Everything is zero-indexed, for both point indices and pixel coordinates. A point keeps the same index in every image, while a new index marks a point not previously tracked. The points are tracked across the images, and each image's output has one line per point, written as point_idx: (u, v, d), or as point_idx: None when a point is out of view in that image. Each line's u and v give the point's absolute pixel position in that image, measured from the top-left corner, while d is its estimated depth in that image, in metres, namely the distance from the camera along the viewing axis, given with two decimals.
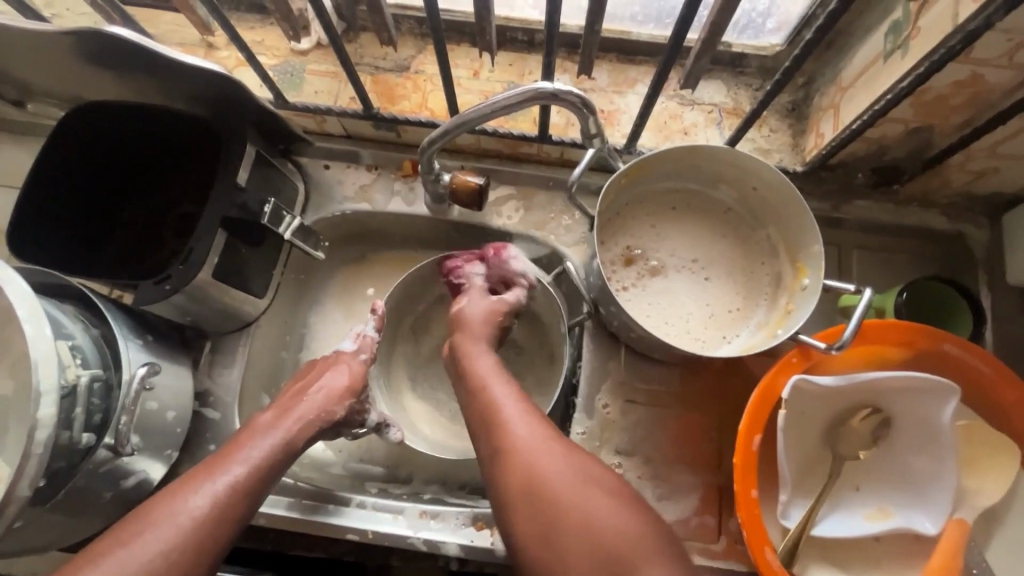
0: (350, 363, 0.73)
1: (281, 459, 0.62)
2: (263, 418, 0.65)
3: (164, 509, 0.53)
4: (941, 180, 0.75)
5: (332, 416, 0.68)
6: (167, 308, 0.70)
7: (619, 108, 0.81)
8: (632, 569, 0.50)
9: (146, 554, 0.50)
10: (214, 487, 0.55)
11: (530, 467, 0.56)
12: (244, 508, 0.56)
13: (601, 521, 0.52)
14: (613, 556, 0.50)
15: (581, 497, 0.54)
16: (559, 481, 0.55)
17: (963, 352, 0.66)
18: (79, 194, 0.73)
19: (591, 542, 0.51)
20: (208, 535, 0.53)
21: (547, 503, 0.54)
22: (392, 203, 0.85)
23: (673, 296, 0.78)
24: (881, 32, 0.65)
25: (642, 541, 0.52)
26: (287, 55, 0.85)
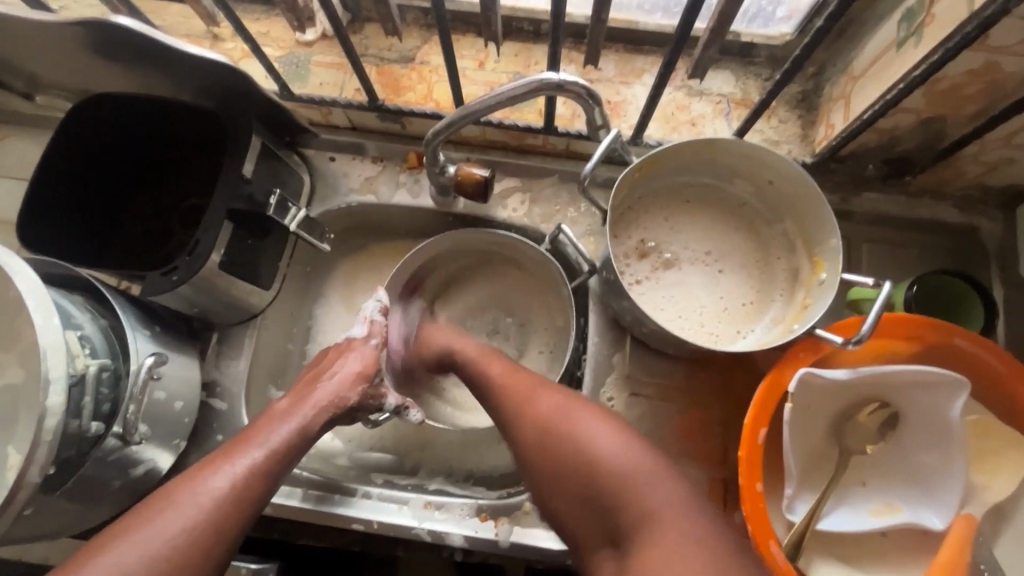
0: (364, 349, 0.73)
1: (298, 444, 0.62)
2: (280, 404, 0.66)
3: (186, 490, 0.53)
4: (953, 171, 0.74)
5: (346, 401, 0.68)
6: (174, 299, 0.71)
7: (626, 98, 0.80)
8: (630, 485, 0.51)
9: (168, 532, 0.50)
10: (234, 469, 0.56)
11: (528, 412, 0.60)
12: (262, 491, 0.57)
13: (597, 446, 0.54)
14: (612, 476, 0.52)
15: (576, 428, 0.56)
16: (555, 418, 0.58)
17: (975, 347, 0.65)
18: (88, 188, 0.74)
19: (590, 467, 0.54)
20: (226, 516, 0.53)
21: (547, 442, 0.57)
22: (397, 195, 0.85)
23: (686, 290, 0.78)
24: (894, 19, 0.63)
25: (640, 459, 0.53)
26: (292, 46, 0.85)
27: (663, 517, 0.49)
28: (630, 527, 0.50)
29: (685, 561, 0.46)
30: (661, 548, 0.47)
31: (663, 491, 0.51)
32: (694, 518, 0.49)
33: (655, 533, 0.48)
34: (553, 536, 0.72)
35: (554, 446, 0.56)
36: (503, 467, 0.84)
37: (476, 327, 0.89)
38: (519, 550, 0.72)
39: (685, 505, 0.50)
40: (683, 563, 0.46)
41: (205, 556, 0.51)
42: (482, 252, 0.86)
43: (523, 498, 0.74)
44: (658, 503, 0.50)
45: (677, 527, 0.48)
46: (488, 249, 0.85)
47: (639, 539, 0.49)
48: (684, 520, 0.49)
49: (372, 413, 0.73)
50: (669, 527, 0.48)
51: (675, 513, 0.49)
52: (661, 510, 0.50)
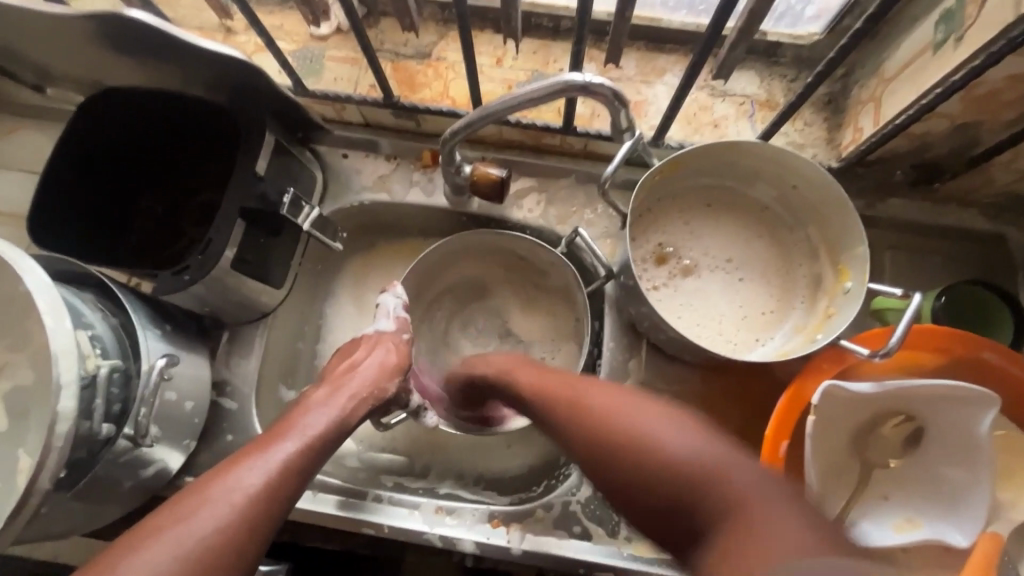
0: (393, 342, 0.72)
1: (332, 437, 0.59)
2: (316, 395, 0.63)
3: (220, 484, 0.49)
4: (984, 178, 0.71)
5: (383, 393, 0.67)
6: (186, 298, 0.70)
7: (647, 98, 0.78)
8: (705, 474, 0.45)
9: (201, 531, 0.46)
10: (268, 463, 0.52)
11: (573, 403, 0.54)
12: (296, 486, 0.53)
13: (656, 441, 0.48)
14: (686, 470, 0.45)
15: (633, 425, 0.50)
16: (602, 413, 0.52)
17: (1005, 361, 0.63)
18: (99, 179, 0.73)
19: (654, 464, 0.47)
20: (263, 512, 0.49)
21: (603, 440, 0.50)
22: (411, 193, 0.84)
23: (705, 297, 0.76)
24: (931, 20, 0.61)
25: (707, 444, 0.47)
26: (306, 40, 0.83)
27: (747, 503, 0.43)
28: (712, 526, 0.43)
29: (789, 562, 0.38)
30: (758, 551, 0.39)
31: (739, 471, 0.45)
32: (780, 497, 0.43)
33: (748, 534, 0.41)
34: (566, 544, 0.71)
35: (610, 446, 0.49)
36: (514, 470, 0.84)
37: (486, 326, 0.88)
38: (532, 558, 0.71)
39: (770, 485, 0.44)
40: (789, 560, 0.38)
41: (238, 557, 0.47)
42: (500, 251, 0.85)
43: (535, 504, 0.73)
44: (739, 484, 0.44)
45: (772, 521, 0.41)
46: (506, 249, 0.83)
47: (724, 536, 0.42)
48: (773, 506, 0.43)
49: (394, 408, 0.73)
50: (763, 523, 0.41)
51: (758, 495, 0.43)
52: (744, 496, 0.44)
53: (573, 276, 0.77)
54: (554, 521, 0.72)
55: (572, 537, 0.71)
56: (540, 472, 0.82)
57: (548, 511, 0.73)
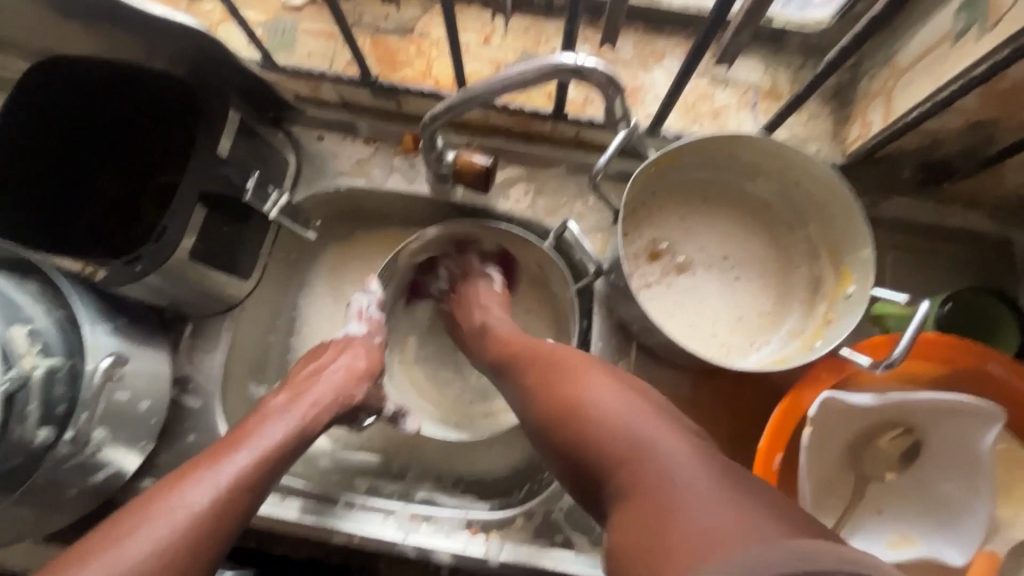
0: (363, 346, 0.67)
1: (293, 447, 0.54)
2: (276, 400, 0.58)
3: (161, 504, 0.45)
4: (994, 180, 0.68)
5: (351, 399, 0.62)
6: (142, 289, 0.64)
7: (643, 84, 0.73)
8: (636, 441, 0.46)
9: (135, 555, 0.42)
10: (218, 479, 0.48)
11: (533, 371, 0.56)
12: (250, 502, 0.49)
13: (599, 403, 0.49)
14: (621, 441, 0.46)
15: (584, 385, 0.51)
16: (560, 369, 0.54)
17: (1009, 372, 0.60)
18: (49, 156, 0.67)
19: (593, 424, 0.48)
20: (209, 533, 0.45)
21: (551, 407, 0.52)
22: (390, 180, 0.78)
23: (699, 296, 0.72)
24: (952, 8, 0.56)
25: (651, 416, 0.48)
26: (277, 10, 0.77)
27: (666, 473, 0.43)
28: (632, 487, 0.44)
29: (688, 536, 0.38)
30: (676, 517, 0.40)
31: (672, 444, 0.45)
32: (708, 477, 0.42)
33: (658, 503, 0.42)
34: (548, 555, 0.68)
35: (557, 400, 0.52)
36: (495, 473, 0.80)
37: None
38: (510, 569, 0.67)
39: (699, 464, 0.44)
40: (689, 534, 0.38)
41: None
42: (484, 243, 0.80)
43: (516, 512, 0.70)
44: (668, 454, 0.44)
45: (686, 498, 0.41)
46: (490, 242, 0.79)
47: (638, 499, 0.43)
48: (697, 481, 0.42)
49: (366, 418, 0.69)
50: (677, 497, 0.41)
51: (685, 469, 0.43)
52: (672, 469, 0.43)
53: (560, 270, 0.73)
54: (536, 530, 0.69)
55: (554, 547, 0.68)
56: (522, 474, 0.79)
57: (530, 519, 0.69)
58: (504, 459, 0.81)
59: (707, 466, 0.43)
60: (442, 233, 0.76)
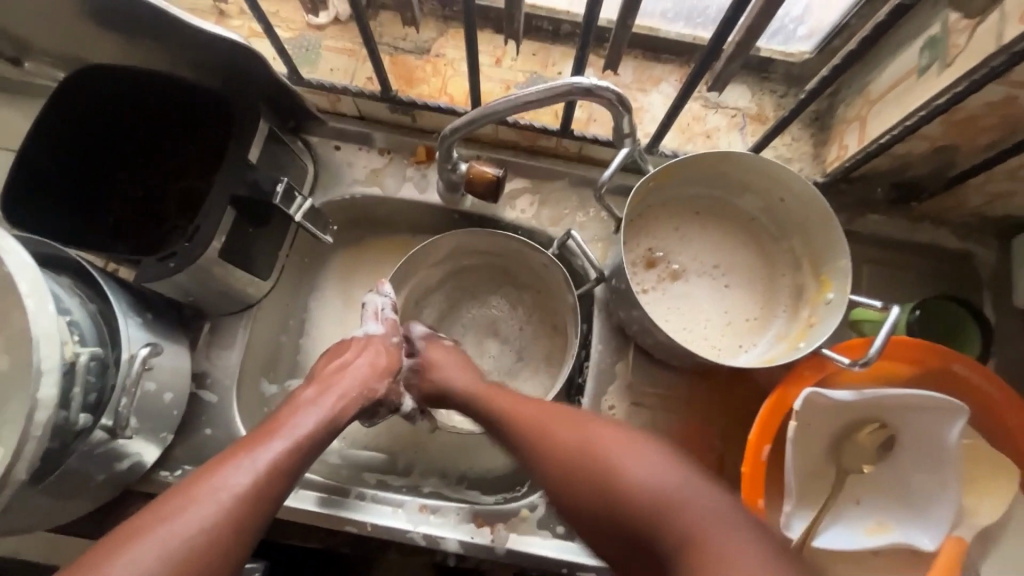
0: (382, 345, 0.72)
1: (322, 436, 0.59)
2: (306, 392, 0.63)
3: (206, 484, 0.48)
4: (956, 200, 0.75)
5: (374, 393, 0.67)
6: (169, 286, 0.67)
7: (642, 106, 0.79)
8: (672, 503, 0.49)
9: (186, 530, 0.45)
10: (256, 463, 0.51)
11: (540, 438, 0.58)
12: (284, 486, 0.52)
13: (623, 467, 0.53)
14: (651, 500, 0.50)
15: (607, 459, 0.54)
16: (576, 443, 0.56)
17: (972, 372, 0.66)
18: (76, 161, 0.70)
19: (627, 498, 0.51)
20: (250, 511, 0.49)
21: (573, 472, 0.55)
22: (403, 189, 0.83)
23: (691, 301, 0.78)
24: (916, 46, 0.64)
25: (678, 473, 0.51)
26: (302, 28, 0.82)
27: (708, 530, 0.47)
28: (678, 552, 0.47)
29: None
30: (721, 568, 0.44)
31: (703, 499, 0.49)
32: (743, 529, 0.47)
33: (707, 564, 0.45)
34: (550, 544, 0.71)
35: (586, 481, 0.54)
36: (497, 470, 0.84)
37: (473, 324, 0.88)
38: (515, 558, 0.71)
39: (732, 513, 0.48)
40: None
41: (224, 558, 0.46)
42: (490, 250, 0.84)
43: (520, 504, 0.73)
44: (703, 511, 0.48)
45: (735, 554, 0.45)
46: (495, 247, 0.83)
47: (690, 564, 0.46)
48: (736, 534, 0.46)
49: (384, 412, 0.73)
50: (726, 555, 0.45)
51: (721, 522, 0.47)
52: (705, 519, 0.48)
53: (563, 276, 0.77)
54: (539, 521, 0.72)
55: (557, 537, 0.72)
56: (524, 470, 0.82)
57: (533, 511, 0.73)
58: (506, 456, 0.84)
59: (738, 516, 0.48)
60: (452, 239, 0.81)
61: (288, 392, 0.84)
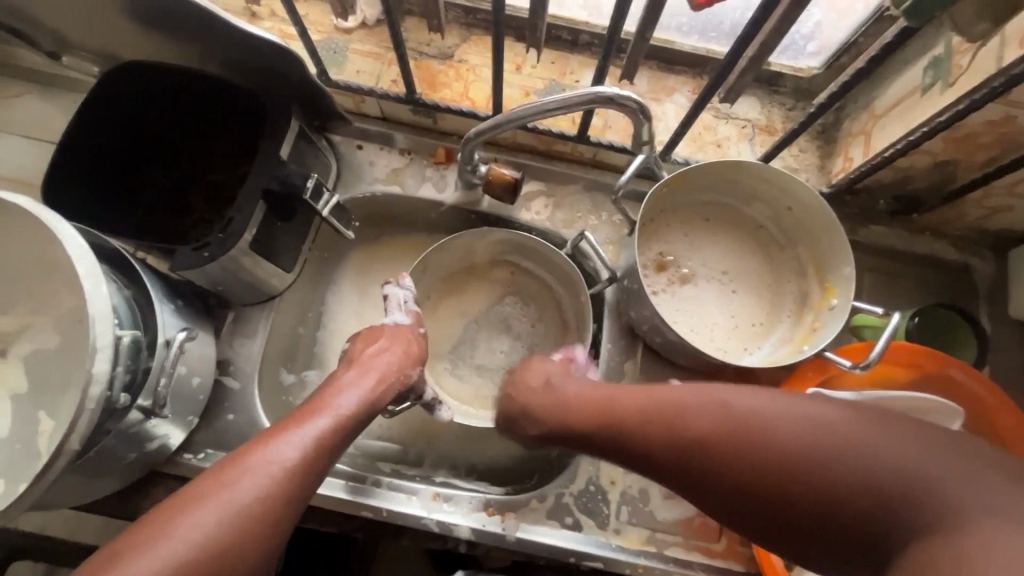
0: (411, 335, 0.74)
1: (362, 416, 0.62)
2: (346, 375, 0.66)
3: (258, 454, 0.51)
4: (957, 213, 0.78)
5: (406, 378, 0.69)
6: (200, 276, 0.70)
7: (656, 115, 0.82)
8: (886, 470, 0.43)
9: (244, 497, 0.48)
10: (303, 439, 0.54)
11: (683, 428, 0.51)
12: (327, 462, 0.55)
13: (797, 430, 0.47)
14: (848, 461, 0.44)
15: (780, 429, 0.47)
16: (730, 412, 0.50)
17: (969, 378, 0.69)
18: (111, 153, 0.73)
19: (819, 468, 0.44)
20: (297, 484, 0.52)
21: (739, 451, 0.48)
22: (423, 188, 0.86)
23: (699, 304, 0.81)
24: (919, 66, 0.67)
25: (881, 434, 0.45)
26: (331, 32, 0.85)
27: (942, 493, 0.40)
28: (907, 520, 0.41)
29: (1019, 562, 0.34)
30: (980, 541, 0.37)
31: (924, 459, 0.42)
32: (973, 482, 0.40)
33: (946, 541, 0.38)
34: (558, 533, 0.74)
35: (755, 457, 0.47)
36: (505, 462, 0.86)
37: (488, 322, 0.90)
38: (524, 546, 0.73)
39: (959, 470, 0.41)
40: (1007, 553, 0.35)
41: (275, 526, 0.49)
42: (506, 251, 0.88)
43: (530, 495, 0.76)
44: (930, 473, 0.41)
45: (979, 525, 0.37)
46: (511, 248, 0.87)
47: (937, 530, 0.39)
48: (978, 491, 0.39)
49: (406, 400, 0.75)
50: (974, 521, 0.38)
51: (955, 483, 0.40)
52: (928, 481, 0.41)
53: (577, 276, 0.80)
54: (548, 512, 0.75)
55: (565, 527, 0.74)
56: (533, 464, 0.85)
57: (543, 502, 0.75)
58: (514, 449, 0.87)
59: (974, 469, 0.41)
60: (472, 237, 0.84)
61: (305, 382, 0.87)
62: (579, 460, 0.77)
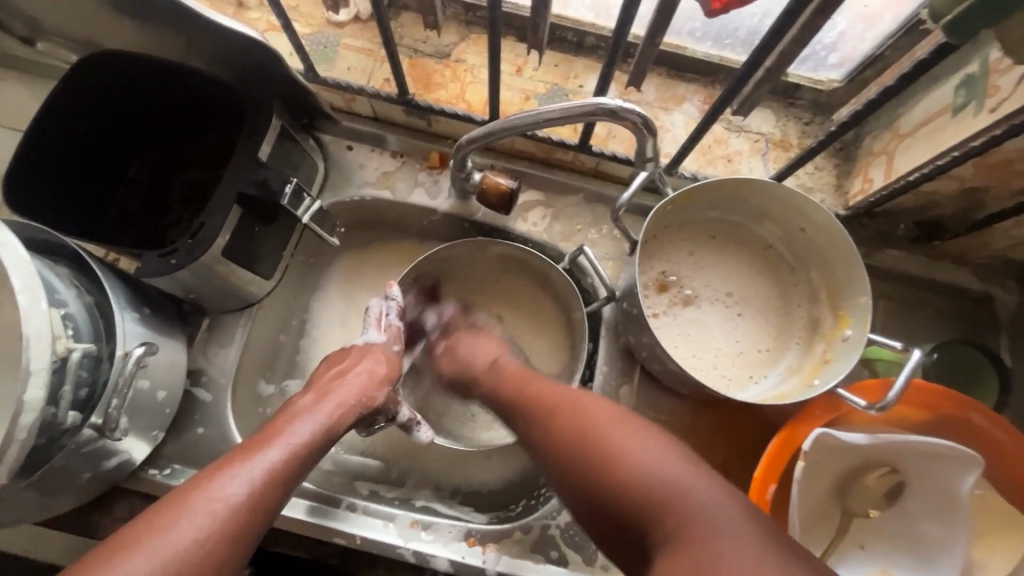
0: (383, 353, 0.71)
1: (320, 444, 0.59)
2: (303, 400, 0.63)
3: (202, 494, 0.49)
4: (983, 241, 0.72)
5: (371, 401, 0.66)
6: (168, 282, 0.65)
7: (663, 125, 0.77)
8: (670, 488, 0.46)
9: (181, 539, 0.47)
10: (253, 473, 0.52)
11: (552, 422, 0.56)
12: (278, 497, 0.53)
13: (623, 446, 0.50)
14: (646, 480, 0.47)
15: (603, 434, 0.51)
16: (579, 418, 0.54)
17: (990, 423, 0.64)
18: (83, 150, 0.69)
19: (619, 476, 0.48)
20: (243, 520, 0.50)
21: (571, 450, 0.52)
22: (414, 194, 0.81)
23: (702, 328, 0.76)
24: (951, 83, 0.61)
25: (679, 462, 0.48)
26: (322, 25, 0.80)
27: (697, 521, 0.43)
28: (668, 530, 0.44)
29: None
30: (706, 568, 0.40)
31: (703, 494, 0.45)
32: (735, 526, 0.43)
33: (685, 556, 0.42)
34: (540, 569, 0.69)
35: (579, 457, 0.51)
36: (491, 486, 0.82)
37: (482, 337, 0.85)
38: None
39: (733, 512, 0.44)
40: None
41: (219, 569, 0.47)
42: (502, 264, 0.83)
43: (513, 525, 0.71)
44: (699, 505, 0.44)
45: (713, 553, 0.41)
46: (508, 261, 0.82)
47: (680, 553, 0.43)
48: (728, 531, 0.42)
49: (380, 421, 0.71)
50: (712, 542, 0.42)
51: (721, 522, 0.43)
52: (700, 512, 0.44)
53: (573, 291, 0.76)
54: (532, 545, 0.70)
55: (548, 562, 0.69)
56: (521, 488, 0.80)
57: (527, 534, 0.71)
58: (500, 472, 0.82)
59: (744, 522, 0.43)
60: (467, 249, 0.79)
61: (285, 393, 0.83)
62: None
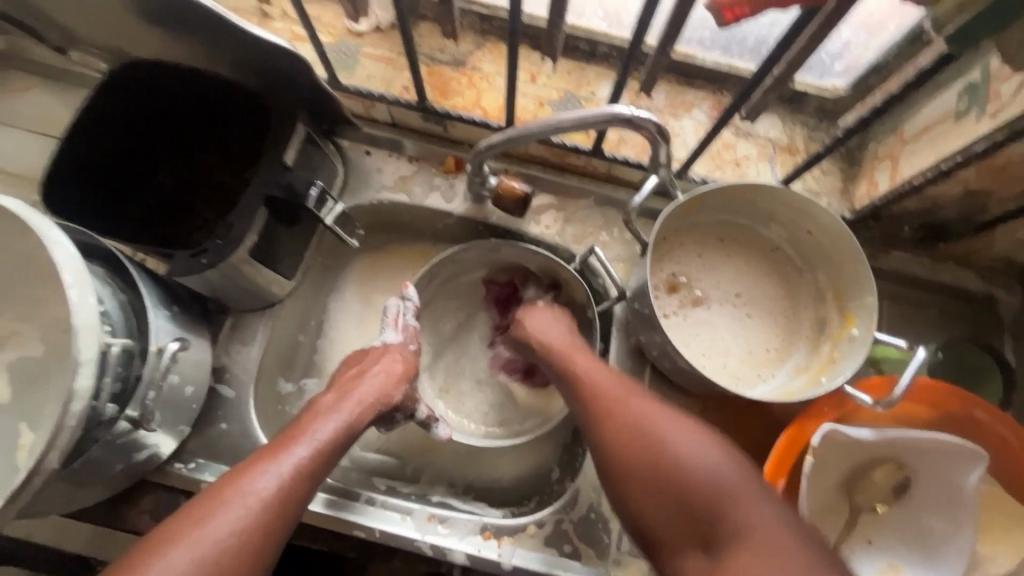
0: (399, 352, 0.73)
1: (343, 443, 0.61)
2: (324, 401, 0.65)
3: (235, 489, 0.52)
4: (985, 243, 0.74)
5: (389, 400, 0.68)
6: (197, 281, 0.68)
7: (673, 131, 0.80)
8: (729, 496, 0.52)
9: (220, 532, 0.49)
10: (281, 468, 0.54)
11: (612, 412, 0.60)
12: (306, 492, 0.55)
13: (687, 453, 0.55)
14: (707, 488, 0.53)
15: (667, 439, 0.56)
16: (641, 417, 0.58)
17: (993, 420, 0.66)
18: (114, 155, 0.71)
19: (682, 478, 0.54)
20: (273, 514, 0.52)
21: (634, 445, 0.57)
22: (430, 198, 0.84)
23: (711, 328, 0.78)
24: (953, 90, 0.64)
25: (734, 471, 0.54)
26: (342, 34, 0.83)
27: (754, 534, 0.50)
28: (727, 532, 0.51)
29: None
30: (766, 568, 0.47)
31: (760, 504, 0.52)
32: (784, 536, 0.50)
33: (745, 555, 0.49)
34: (554, 562, 0.71)
35: (642, 454, 0.56)
36: (504, 482, 0.84)
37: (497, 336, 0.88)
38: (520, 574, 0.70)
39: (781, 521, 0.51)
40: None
41: (252, 560, 0.49)
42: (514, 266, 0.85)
43: (528, 520, 0.73)
44: (755, 514, 0.51)
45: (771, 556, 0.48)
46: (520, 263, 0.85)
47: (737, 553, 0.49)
48: (779, 537, 0.49)
49: (399, 418, 0.73)
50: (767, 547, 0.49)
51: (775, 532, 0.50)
52: (756, 521, 0.50)
53: (585, 291, 0.78)
54: (546, 539, 0.72)
55: (562, 556, 0.71)
56: (534, 485, 0.82)
57: (541, 528, 0.72)
58: (513, 469, 0.84)
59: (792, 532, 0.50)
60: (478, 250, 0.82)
61: (303, 391, 0.85)
62: (580, 485, 0.75)
